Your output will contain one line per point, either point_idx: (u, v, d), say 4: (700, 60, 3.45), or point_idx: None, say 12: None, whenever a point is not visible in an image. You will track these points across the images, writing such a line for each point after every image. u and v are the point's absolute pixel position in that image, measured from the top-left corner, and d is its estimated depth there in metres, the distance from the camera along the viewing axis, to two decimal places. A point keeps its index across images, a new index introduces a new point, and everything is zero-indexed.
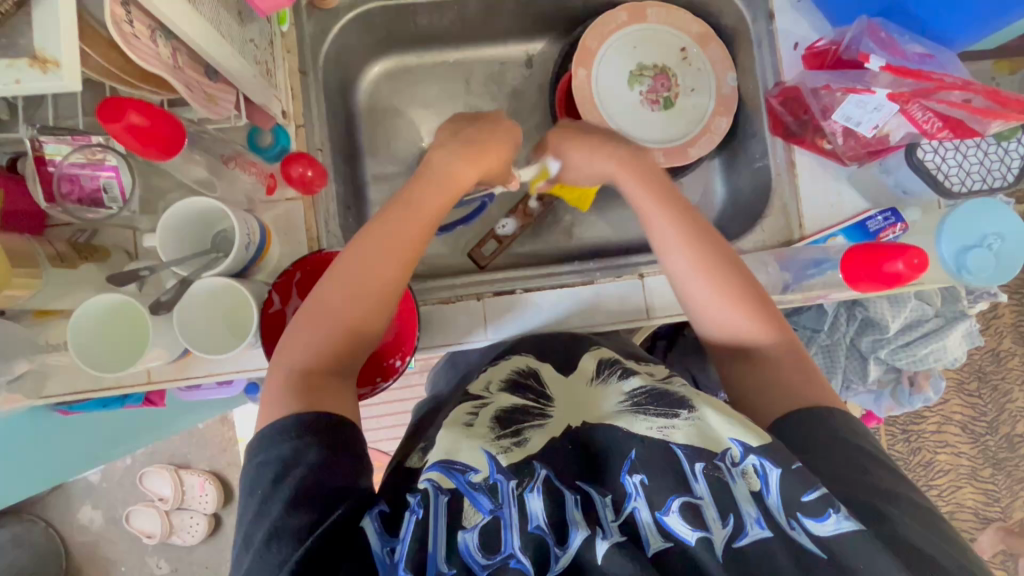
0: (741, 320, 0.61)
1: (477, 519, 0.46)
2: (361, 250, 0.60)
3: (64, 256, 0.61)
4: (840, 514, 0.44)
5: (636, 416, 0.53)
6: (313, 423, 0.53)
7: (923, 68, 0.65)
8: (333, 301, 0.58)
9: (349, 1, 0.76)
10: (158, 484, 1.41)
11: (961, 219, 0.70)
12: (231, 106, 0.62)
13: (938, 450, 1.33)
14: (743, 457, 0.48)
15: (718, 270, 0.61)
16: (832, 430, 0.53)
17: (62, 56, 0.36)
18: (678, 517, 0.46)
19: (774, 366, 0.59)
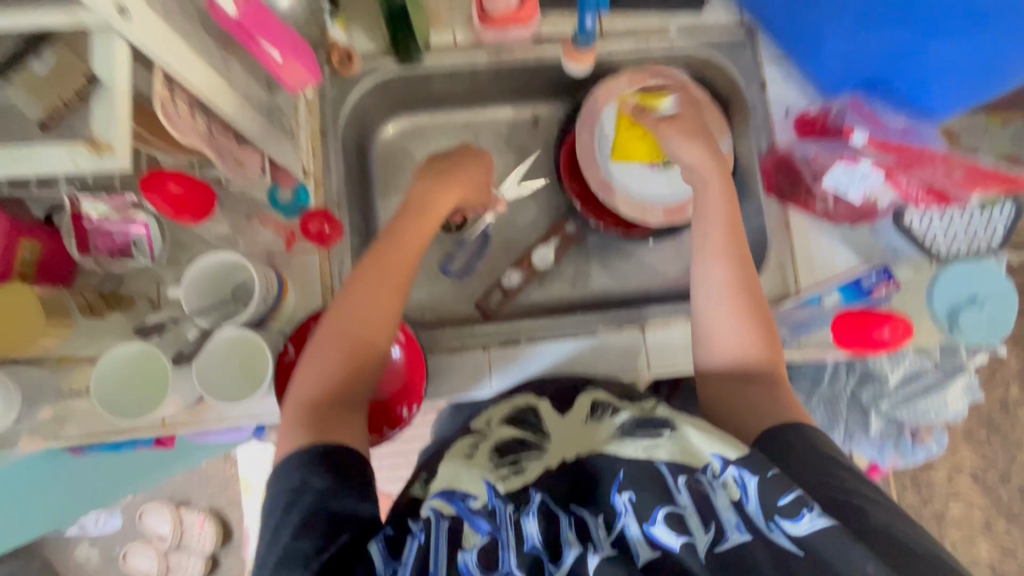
0: (745, 339, 0.65)
1: (474, 540, 0.48)
2: (363, 279, 0.64)
3: (93, 306, 0.66)
4: (813, 512, 0.47)
5: (624, 440, 0.56)
6: (323, 452, 0.56)
7: (905, 139, 0.71)
8: (339, 323, 0.63)
9: (369, 68, 0.81)
10: (158, 522, 1.40)
11: (951, 280, 0.72)
12: (257, 167, 0.66)
13: (949, 501, 1.31)
14: (723, 469, 0.50)
15: (748, 291, 0.66)
16: (809, 440, 0.57)
17: (116, 141, 0.40)
18: (663, 527, 0.48)
19: (769, 385, 0.63)
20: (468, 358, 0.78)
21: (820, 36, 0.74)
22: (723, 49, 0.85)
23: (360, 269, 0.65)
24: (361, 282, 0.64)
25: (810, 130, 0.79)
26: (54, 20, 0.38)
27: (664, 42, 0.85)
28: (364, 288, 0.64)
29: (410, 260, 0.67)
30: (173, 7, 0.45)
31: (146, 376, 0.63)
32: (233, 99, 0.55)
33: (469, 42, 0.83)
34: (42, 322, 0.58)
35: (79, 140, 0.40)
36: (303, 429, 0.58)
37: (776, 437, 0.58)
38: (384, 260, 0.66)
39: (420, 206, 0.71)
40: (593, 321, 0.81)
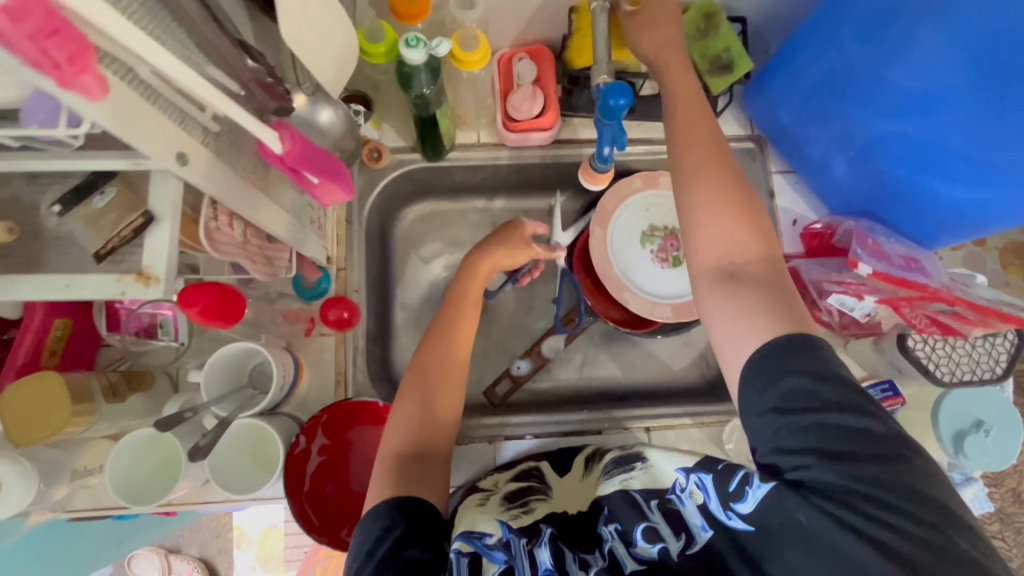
0: (736, 233, 0.59)
1: (494, 568, 0.52)
2: (433, 346, 0.73)
3: (116, 389, 0.66)
4: (756, 483, 0.51)
5: (607, 479, 0.66)
6: (403, 505, 0.57)
7: (908, 272, 0.70)
8: (422, 378, 0.70)
9: (396, 162, 0.86)
10: (148, 568, 1.32)
11: (953, 403, 0.74)
12: (285, 263, 0.70)
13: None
14: (687, 480, 0.59)
15: (735, 196, 0.60)
16: (807, 364, 0.49)
17: (163, 274, 0.44)
18: (643, 542, 0.55)
19: (761, 279, 0.56)
20: (474, 451, 0.79)
21: (826, 157, 0.78)
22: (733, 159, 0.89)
23: (426, 338, 0.75)
24: (433, 347, 0.73)
25: (818, 244, 0.81)
26: (121, 166, 0.42)
27: None
28: (438, 352, 0.73)
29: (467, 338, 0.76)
30: (224, 145, 0.50)
31: (159, 460, 0.66)
32: (270, 211, 0.59)
33: (493, 141, 0.87)
34: (67, 412, 0.59)
35: (130, 270, 0.44)
36: (385, 485, 0.61)
37: (755, 364, 0.51)
38: (454, 334, 0.75)
39: (471, 271, 0.80)
40: (599, 419, 0.83)
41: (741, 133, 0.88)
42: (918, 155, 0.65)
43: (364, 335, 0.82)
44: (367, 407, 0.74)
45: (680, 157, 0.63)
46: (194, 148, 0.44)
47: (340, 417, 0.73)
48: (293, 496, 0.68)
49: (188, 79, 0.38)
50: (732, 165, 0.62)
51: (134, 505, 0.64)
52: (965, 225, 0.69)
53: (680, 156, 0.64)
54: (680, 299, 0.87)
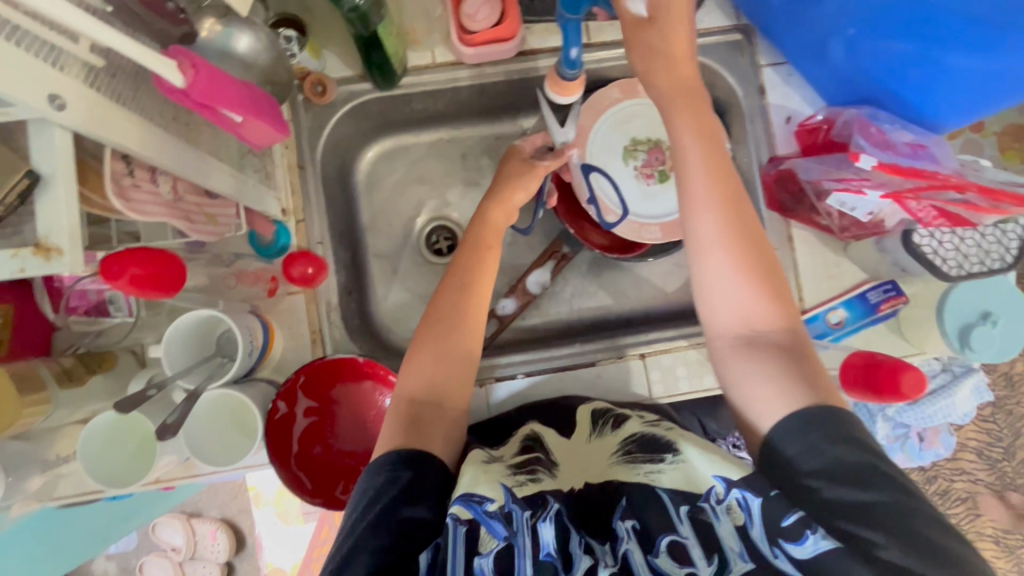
0: (750, 303, 0.56)
1: (491, 546, 0.47)
2: (437, 308, 0.67)
3: (71, 373, 0.61)
4: (817, 533, 0.46)
5: (630, 467, 0.57)
6: (408, 458, 0.55)
7: (915, 161, 0.65)
8: (430, 327, 0.65)
9: (345, 94, 0.77)
10: (170, 533, 1.18)
11: (959, 298, 0.71)
12: (231, 221, 0.63)
13: (955, 478, 1.21)
14: (726, 493, 0.50)
15: (745, 235, 0.58)
16: (861, 444, 0.48)
17: (64, 243, 0.37)
18: (666, 557, 0.48)
19: (781, 351, 0.54)
20: None
21: (821, 43, 0.70)
22: (719, 55, 0.80)
23: (434, 308, 0.67)
24: (436, 319, 0.65)
25: (813, 141, 0.76)
26: None
27: None
28: (442, 320, 0.65)
29: (489, 285, 0.69)
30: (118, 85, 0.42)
31: (130, 443, 0.62)
32: (198, 160, 0.52)
33: (450, 60, 0.78)
34: (16, 403, 0.55)
35: (27, 244, 0.38)
36: (392, 437, 0.58)
37: (788, 429, 0.49)
38: (463, 295, 0.67)
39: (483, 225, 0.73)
40: (591, 350, 0.79)
41: (726, 24, 0.79)
42: (929, 28, 0.57)
43: (336, 290, 0.77)
44: (344, 362, 0.70)
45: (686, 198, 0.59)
46: (73, 89, 0.37)
47: (318, 376, 0.70)
48: (279, 457, 0.66)
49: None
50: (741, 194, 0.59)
51: (115, 486, 0.62)
52: (976, 101, 0.63)
53: (690, 201, 0.59)
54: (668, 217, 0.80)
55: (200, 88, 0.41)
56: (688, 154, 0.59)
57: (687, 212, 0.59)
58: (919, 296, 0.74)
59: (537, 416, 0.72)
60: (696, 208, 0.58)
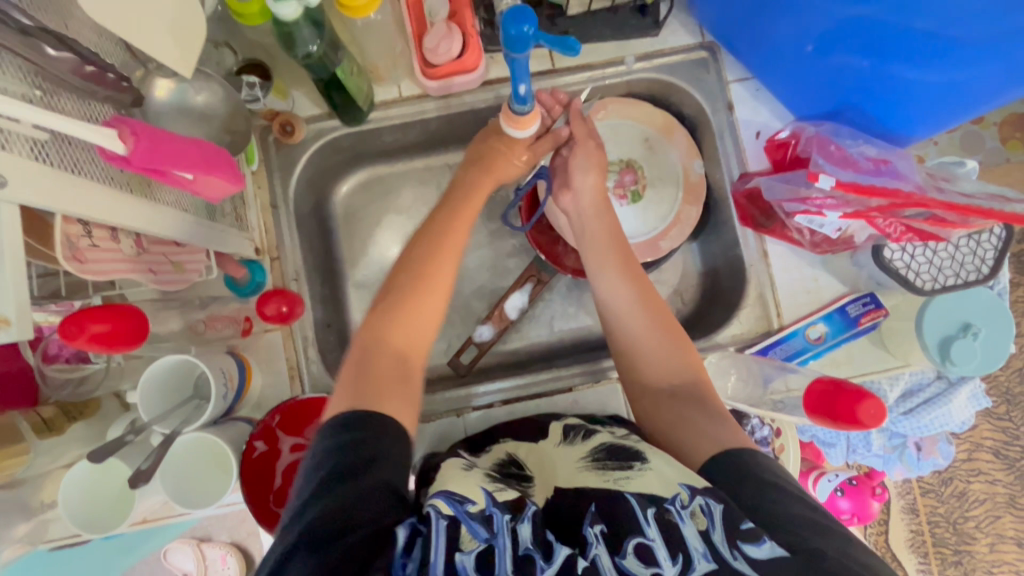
0: (674, 359, 0.65)
1: (473, 545, 0.46)
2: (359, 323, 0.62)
3: (49, 422, 0.64)
4: (772, 539, 0.46)
5: (594, 472, 0.58)
6: (361, 418, 0.53)
7: (879, 176, 0.64)
8: (397, 302, 0.62)
9: (314, 131, 0.78)
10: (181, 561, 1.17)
11: (938, 308, 0.69)
12: (201, 267, 0.65)
13: (971, 480, 1.18)
14: (691, 498, 0.50)
15: (648, 298, 0.68)
16: (771, 472, 0.53)
17: (11, 312, 0.39)
18: (632, 559, 0.47)
19: (702, 399, 0.62)
20: (439, 425, 0.77)
21: (785, 58, 0.69)
22: (683, 73, 0.80)
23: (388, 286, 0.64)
24: (392, 322, 0.63)
25: (782, 156, 0.75)
26: None
27: (621, 71, 0.80)
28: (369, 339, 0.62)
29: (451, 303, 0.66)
30: (71, 152, 0.44)
31: (108, 490, 0.63)
32: (161, 216, 0.53)
33: (417, 93, 0.78)
34: None
35: None
36: (348, 395, 0.56)
37: (720, 465, 0.55)
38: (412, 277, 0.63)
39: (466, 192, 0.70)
40: (568, 376, 0.79)
41: (691, 41, 0.79)
42: (879, 41, 0.56)
43: (313, 324, 0.78)
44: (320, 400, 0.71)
45: (596, 270, 0.71)
46: (17, 166, 0.38)
47: (294, 416, 0.70)
48: (255, 497, 0.67)
49: None
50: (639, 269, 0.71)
51: (91, 531, 0.62)
52: (939, 114, 0.62)
53: (602, 273, 0.71)
54: (640, 237, 0.82)
55: (141, 154, 0.42)
56: (596, 232, 0.72)
57: (598, 283, 0.71)
58: (899, 307, 0.73)
59: (509, 431, 0.72)
60: (608, 281, 0.70)
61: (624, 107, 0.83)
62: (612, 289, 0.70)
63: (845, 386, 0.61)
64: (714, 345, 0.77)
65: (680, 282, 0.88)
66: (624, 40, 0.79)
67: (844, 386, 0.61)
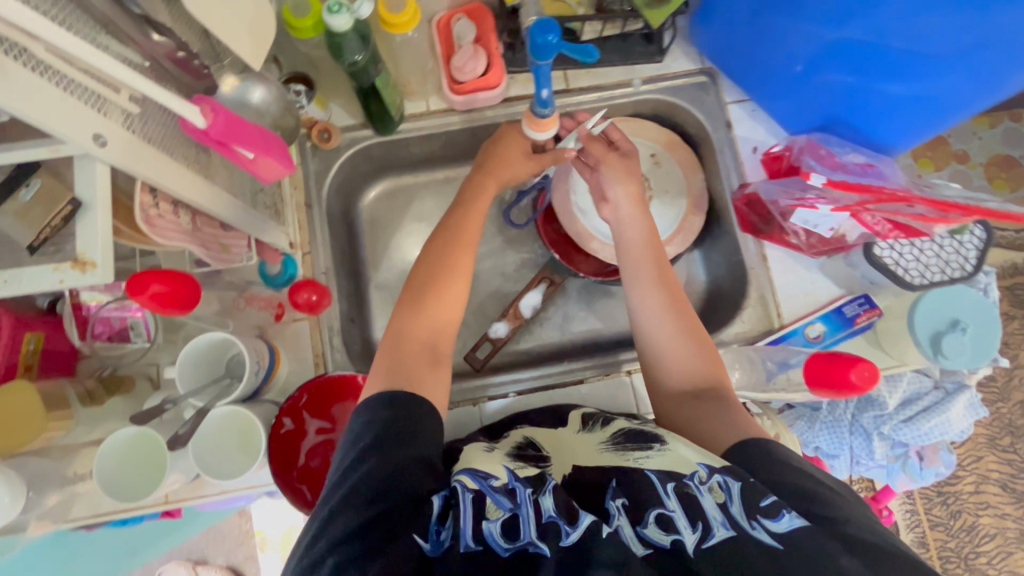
0: (695, 362, 0.67)
1: (498, 514, 0.49)
2: (412, 295, 0.67)
3: (93, 394, 0.69)
4: (791, 512, 0.47)
5: (619, 454, 0.61)
6: (393, 400, 0.56)
7: (862, 178, 0.73)
8: (417, 297, 0.67)
9: (349, 139, 0.85)
10: None
11: (929, 305, 0.73)
12: (243, 252, 0.70)
13: (980, 514, 1.28)
14: (709, 476, 0.52)
15: (677, 308, 0.71)
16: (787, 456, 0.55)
17: (99, 257, 0.44)
18: (653, 527, 0.49)
19: (721, 397, 0.64)
20: (456, 413, 0.80)
21: (777, 80, 0.77)
22: (685, 94, 0.88)
23: (411, 284, 0.69)
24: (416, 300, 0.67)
25: (778, 167, 0.81)
26: (40, 154, 0.42)
27: (629, 92, 0.88)
28: (409, 316, 0.66)
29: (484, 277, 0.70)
30: (153, 129, 0.49)
31: (143, 458, 0.65)
32: (218, 198, 0.58)
33: (442, 107, 0.86)
34: (43, 417, 0.62)
35: (66, 259, 0.44)
36: (382, 382, 0.60)
37: (746, 446, 0.56)
38: (433, 274, 0.68)
39: (476, 189, 0.75)
40: (581, 368, 0.83)
41: (692, 67, 0.87)
42: (861, 60, 0.64)
43: (338, 317, 0.82)
44: (345, 380, 0.74)
45: (631, 278, 0.74)
46: (114, 130, 0.44)
47: (319, 396, 0.73)
48: (281, 470, 0.69)
49: (89, 54, 0.38)
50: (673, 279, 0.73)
51: (124, 499, 0.64)
52: (920, 124, 0.69)
53: (634, 283, 0.73)
54: None
55: (218, 127, 0.49)
56: (633, 234, 0.76)
57: (631, 290, 0.73)
58: (892, 308, 0.77)
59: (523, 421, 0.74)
60: (640, 290, 0.72)
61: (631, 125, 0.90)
62: (643, 294, 0.72)
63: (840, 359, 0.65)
64: (720, 342, 0.80)
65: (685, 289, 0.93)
66: (632, 65, 0.87)
67: (839, 356, 0.66)
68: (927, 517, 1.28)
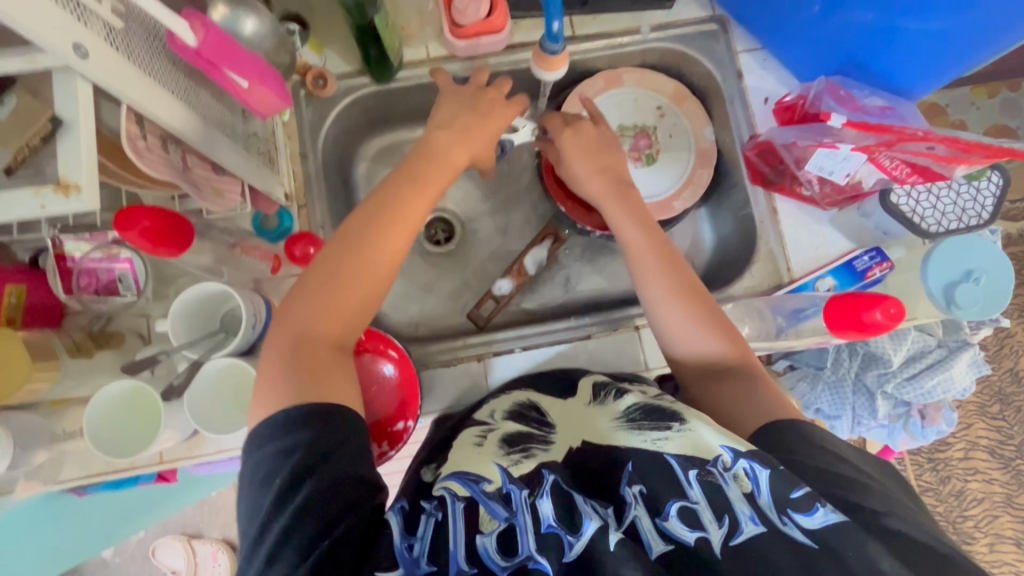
0: (712, 347, 0.64)
1: (493, 525, 0.48)
2: (339, 250, 0.59)
3: (80, 345, 0.66)
4: (826, 506, 0.46)
5: (633, 432, 0.57)
6: (311, 413, 0.50)
7: (883, 120, 0.71)
8: (329, 270, 0.58)
9: (345, 88, 0.81)
10: (170, 555, 1.17)
11: (945, 253, 0.71)
12: (237, 198, 0.66)
13: (968, 479, 1.30)
14: (734, 461, 0.50)
15: (687, 293, 0.66)
16: (807, 437, 0.54)
17: (83, 180, 0.41)
18: (675, 520, 0.48)
19: (744, 378, 0.62)
20: (460, 371, 0.78)
21: (793, 20, 0.74)
22: (694, 43, 0.85)
23: (322, 257, 0.59)
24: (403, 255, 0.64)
25: (790, 116, 0.79)
26: (17, 66, 0.39)
27: (637, 39, 0.85)
28: (331, 292, 0.57)
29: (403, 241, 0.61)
30: (135, 46, 0.45)
31: (137, 414, 0.63)
32: (218, 139, 0.55)
33: (443, 54, 0.82)
34: (27, 367, 0.59)
35: (47, 183, 0.41)
36: (288, 384, 0.52)
37: (775, 430, 0.55)
38: (357, 253, 0.59)
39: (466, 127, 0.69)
40: (587, 324, 0.81)
41: (702, 14, 0.84)
42: None
43: None
44: None
45: (635, 275, 0.69)
46: (98, 44, 0.40)
47: None
48: None
49: None
50: (679, 265, 0.68)
51: (119, 456, 0.62)
52: (942, 66, 0.66)
53: (638, 273, 0.68)
54: (656, 197, 0.85)
55: (210, 46, 0.46)
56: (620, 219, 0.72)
57: (638, 285, 0.68)
58: (904, 261, 0.76)
59: (529, 381, 0.72)
60: (644, 280, 0.68)
61: (638, 76, 0.87)
62: (648, 291, 0.67)
63: (863, 296, 0.64)
64: (730, 297, 0.79)
65: (690, 248, 0.91)
66: (640, 11, 0.84)
67: (859, 295, 0.65)
68: (918, 483, 1.29)
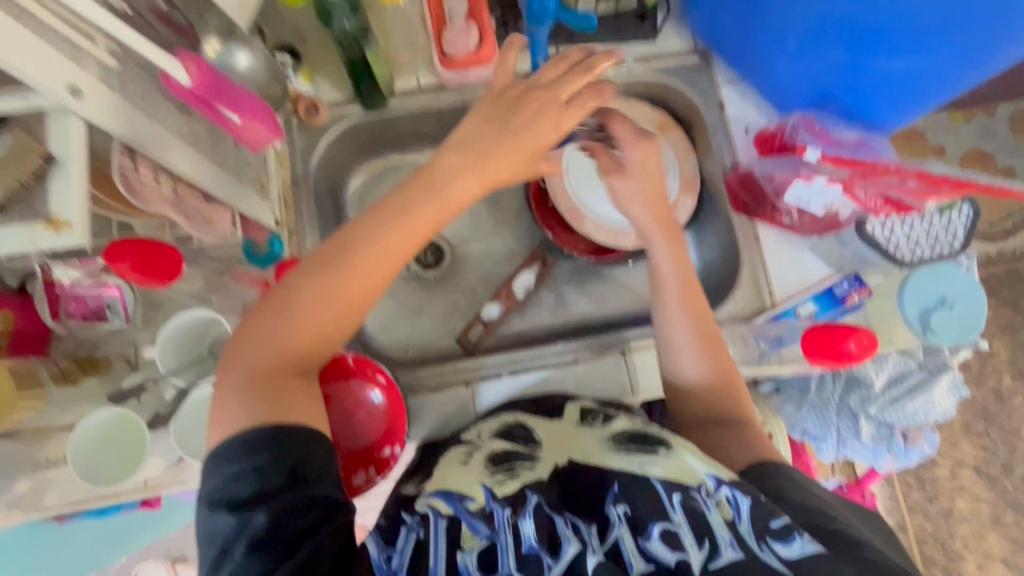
0: (723, 395, 0.65)
1: (474, 543, 0.50)
2: (311, 273, 0.58)
3: (67, 372, 0.67)
4: (804, 536, 0.47)
5: (619, 453, 0.57)
6: (273, 435, 0.49)
7: (854, 152, 0.74)
8: (302, 296, 0.57)
9: (336, 115, 0.83)
10: None
11: (918, 283, 0.75)
12: (228, 225, 0.66)
13: (955, 497, 1.31)
14: (716, 489, 0.51)
15: (705, 340, 0.67)
16: (790, 477, 0.55)
17: (74, 218, 0.42)
18: (657, 542, 0.49)
19: (744, 427, 0.63)
20: (448, 395, 0.79)
21: (769, 58, 0.77)
22: (677, 74, 0.87)
23: (290, 279, 0.58)
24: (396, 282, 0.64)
25: (768, 147, 0.81)
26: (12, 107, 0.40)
27: (621, 71, 0.87)
28: (297, 311, 0.56)
29: (382, 266, 0.60)
30: (131, 84, 0.47)
31: (122, 442, 0.63)
32: (209, 170, 0.56)
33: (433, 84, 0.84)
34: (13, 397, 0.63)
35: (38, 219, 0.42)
36: (247, 407, 0.51)
37: (763, 472, 0.57)
38: (322, 283, 0.57)
39: None
40: (574, 348, 0.82)
41: (684, 47, 0.87)
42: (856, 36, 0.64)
43: None
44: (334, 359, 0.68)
45: (656, 314, 0.70)
46: (95, 85, 0.42)
47: None
48: None
49: None
50: (704, 305, 0.69)
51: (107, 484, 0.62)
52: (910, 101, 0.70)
53: (661, 313, 0.69)
54: None
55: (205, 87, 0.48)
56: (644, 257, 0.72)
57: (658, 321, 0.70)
58: (881, 287, 0.78)
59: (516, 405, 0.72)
60: (667, 319, 0.68)
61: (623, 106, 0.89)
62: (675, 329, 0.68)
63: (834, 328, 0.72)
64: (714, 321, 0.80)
65: None
66: (624, 44, 0.86)
67: (831, 327, 0.73)
68: (906, 502, 1.31)
